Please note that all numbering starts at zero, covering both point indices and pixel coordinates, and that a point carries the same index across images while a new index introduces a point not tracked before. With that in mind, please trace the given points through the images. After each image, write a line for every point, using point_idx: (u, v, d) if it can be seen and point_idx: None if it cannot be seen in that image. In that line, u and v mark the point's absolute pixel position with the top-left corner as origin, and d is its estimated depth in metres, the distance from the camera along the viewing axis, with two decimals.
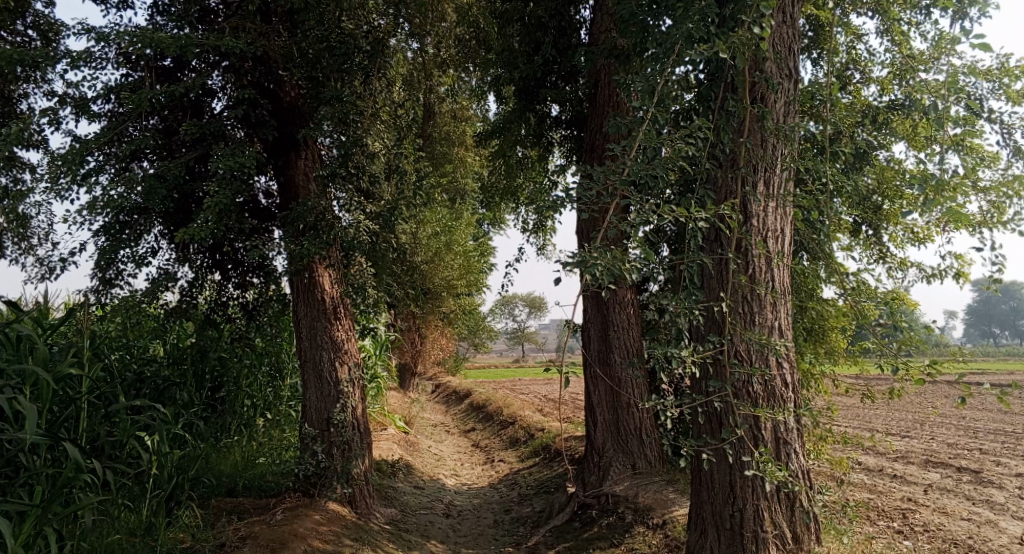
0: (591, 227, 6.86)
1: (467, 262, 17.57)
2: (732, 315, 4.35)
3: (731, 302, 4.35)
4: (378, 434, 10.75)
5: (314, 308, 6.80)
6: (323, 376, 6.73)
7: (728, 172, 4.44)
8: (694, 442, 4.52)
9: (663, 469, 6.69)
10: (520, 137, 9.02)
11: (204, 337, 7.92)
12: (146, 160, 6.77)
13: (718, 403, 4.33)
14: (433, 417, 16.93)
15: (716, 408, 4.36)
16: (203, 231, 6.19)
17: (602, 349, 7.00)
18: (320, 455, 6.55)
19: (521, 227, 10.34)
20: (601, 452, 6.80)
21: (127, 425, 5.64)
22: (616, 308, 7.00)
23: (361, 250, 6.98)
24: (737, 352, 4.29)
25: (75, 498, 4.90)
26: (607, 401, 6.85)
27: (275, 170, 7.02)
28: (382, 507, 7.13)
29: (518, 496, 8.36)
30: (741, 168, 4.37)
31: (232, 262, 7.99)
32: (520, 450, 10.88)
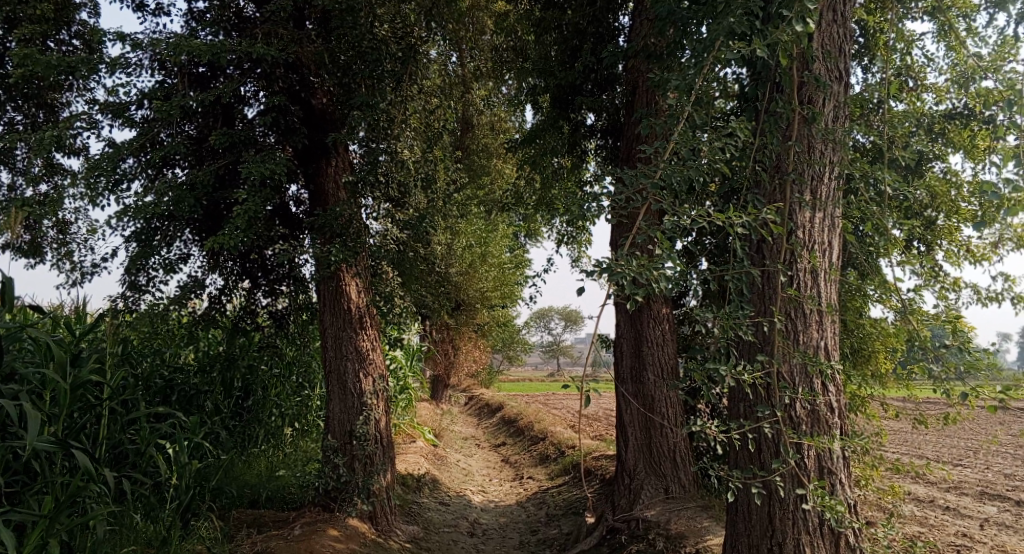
0: (626, 238, 6.62)
1: (502, 274, 17.41)
2: (775, 333, 4.05)
3: (773, 322, 4.05)
4: (406, 447, 10.58)
5: (340, 317, 6.66)
6: (347, 387, 6.57)
7: (772, 179, 4.15)
8: (731, 469, 4.22)
9: (698, 494, 6.37)
10: (555, 147, 8.83)
11: (231, 344, 7.84)
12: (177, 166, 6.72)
13: (758, 428, 4.03)
14: (464, 430, 16.74)
15: (756, 434, 4.07)
16: (230, 237, 6.10)
17: (636, 366, 6.71)
18: (341, 469, 6.36)
19: (555, 238, 10.12)
20: (632, 474, 6.50)
21: (148, 433, 5.56)
22: (651, 323, 6.71)
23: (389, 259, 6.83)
24: (780, 373, 3.99)
25: (87, 508, 4.80)
26: (639, 421, 6.56)
27: (305, 177, 6.92)
28: (405, 524, 6.93)
29: (546, 516, 8.09)
30: (787, 176, 4.09)
31: (261, 270, 7.90)
32: (550, 467, 10.60)
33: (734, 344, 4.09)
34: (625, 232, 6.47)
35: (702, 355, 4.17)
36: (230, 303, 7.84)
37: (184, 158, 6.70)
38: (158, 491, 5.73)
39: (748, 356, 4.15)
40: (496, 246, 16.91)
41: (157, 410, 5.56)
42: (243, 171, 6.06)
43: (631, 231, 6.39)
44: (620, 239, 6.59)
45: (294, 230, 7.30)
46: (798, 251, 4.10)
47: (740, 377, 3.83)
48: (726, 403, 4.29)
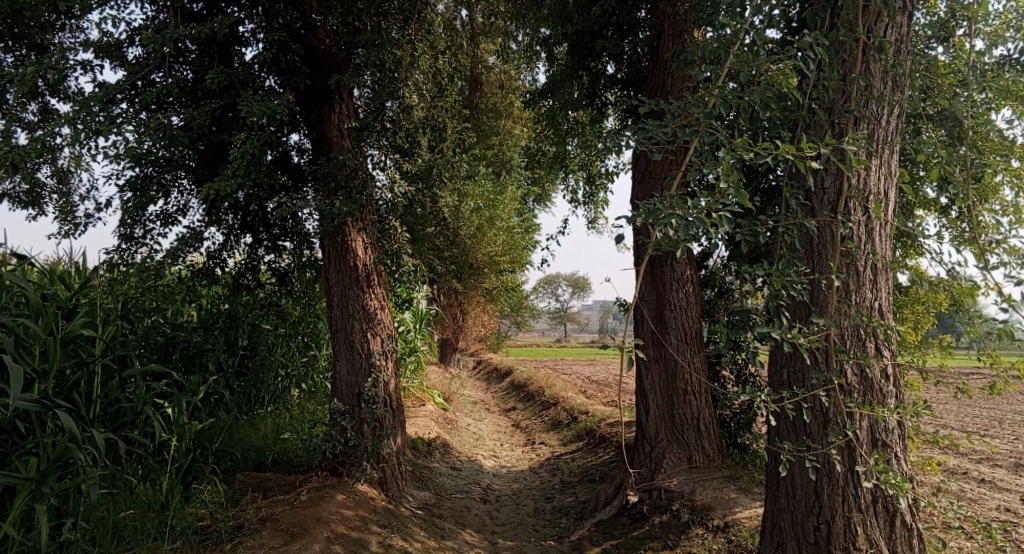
0: (657, 181, 6.55)
1: (511, 237, 17.02)
2: (828, 291, 3.70)
3: (823, 281, 3.74)
4: (415, 411, 10.34)
5: (347, 275, 6.34)
6: (354, 347, 6.27)
7: (826, 123, 3.77)
8: (774, 441, 3.96)
9: (722, 464, 6.07)
10: (572, 99, 8.40)
11: (234, 301, 7.56)
12: (172, 110, 6.36)
13: (810, 396, 3.73)
14: (473, 395, 16.53)
15: (816, 408, 3.75)
16: (229, 183, 5.75)
17: (657, 330, 6.38)
18: (348, 433, 6.09)
19: (570, 197, 9.72)
20: (653, 443, 6.21)
21: (144, 393, 5.29)
22: (673, 285, 6.36)
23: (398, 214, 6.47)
24: (831, 335, 3.64)
25: (76, 472, 4.55)
26: (660, 387, 6.24)
27: (307, 124, 6.52)
28: (415, 489, 6.68)
29: (560, 484, 7.83)
30: (845, 119, 3.76)
31: (263, 224, 7.57)
32: (563, 432, 10.36)
33: (780, 302, 3.75)
34: (670, 168, 6.37)
35: (744, 318, 3.83)
36: (229, 258, 7.54)
37: (178, 100, 6.33)
38: (156, 454, 5.48)
39: (796, 316, 3.81)
40: (505, 209, 16.49)
41: (153, 368, 5.30)
42: (243, 111, 5.70)
43: (676, 167, 6.30)
44: (656, 181, 6.52)
45: (295, 182, 6.91)
46: (854, 201, 3.75)
47: (789, 339, 3.50)
48: (770, 369, 3.99)
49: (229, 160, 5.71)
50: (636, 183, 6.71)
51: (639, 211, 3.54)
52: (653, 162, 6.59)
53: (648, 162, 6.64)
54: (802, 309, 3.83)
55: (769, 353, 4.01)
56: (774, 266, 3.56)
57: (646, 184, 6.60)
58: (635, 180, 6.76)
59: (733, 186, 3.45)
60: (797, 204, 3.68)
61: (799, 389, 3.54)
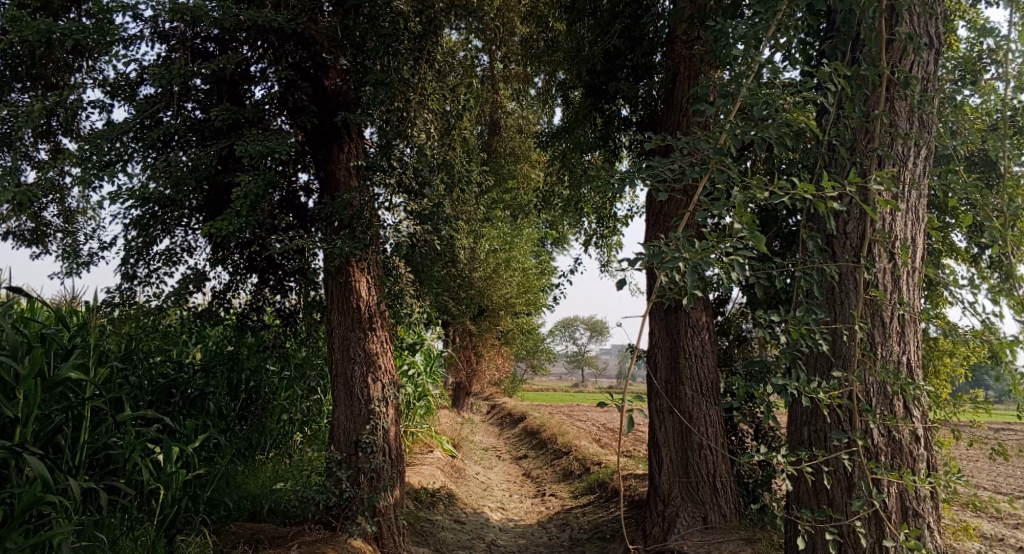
0: (667, 221, 6.23)
1: (526, 280, 16.79)
2: (851, 343, 3.45)
3: (846, 334, 3.48)
4: (422, 458, 10.03)
5: (349, 317, 6.15)
6: (354, 393, 6.04)
7: (848, 165, 3.56)
8: (796, 507, 3.67)
9: (739, 525, 5.70)
10: (586, 142, 8.27)
11: (237, 343, 7.37)
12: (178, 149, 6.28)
13: (831, 458, 3.45)
14: (485, 441, 16.14)
15: (840, 470, 3.46)
16: (228, 222, 5.57)
17: (671, 380, 6.09)
18: (344, 484, 5.81)
19: (584, 241, 9.52)
20: (666, 501, 5.87)
21: (133, 439, 5.09)
22: (688, 333, 6.10)
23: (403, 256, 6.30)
24: (854, 391, 3.36)
25: (51, 523, 4.33)
26: (674, 441, 5.93)
27: (315, 163, 6.45)
28: (414, 545, 6.36)
29: (569, 540, 7.45)
30: (866, 161, 3.53)
31: (269, 265, 7.40)
32: (574, 484, 9.98)
33: (799, 354, 3.49)
34: (678, 207, 6.09)
35: (761, 372, 3.57)
36: (234, 300, 7.37)
37: (185, 138, 6.25)
38: (142, 503, 5.25)
39: (815, 369, 3.55)
40: (520, 252, 16.29)
41: (142, 413, 5.11)
42: (243, 150, 5.56)
43: (685, 205, 6.02)
44: (665, 222, 6.21)
45: (298, 221, 6.71)
46: (878, 246, 3.51)
47: (808, 396, 3.25)
48: (788, 425, 3.72)
49: (230, 199, 5.55)
50: (647, 225, 6.47)
51: (646, 253, 3.32)
52: (664, 202, 6.32)
53: (659, 203, 6.37)
54: (824, 361, 3.57)
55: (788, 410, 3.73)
56: (791, 315, 3.31)
57: (658, 227, 6.34)
58: (647, 222, 6.53)
59: (748, 227, 3.23)
60: (815, 249, 3.44)
61: (820, 452, 3.26)
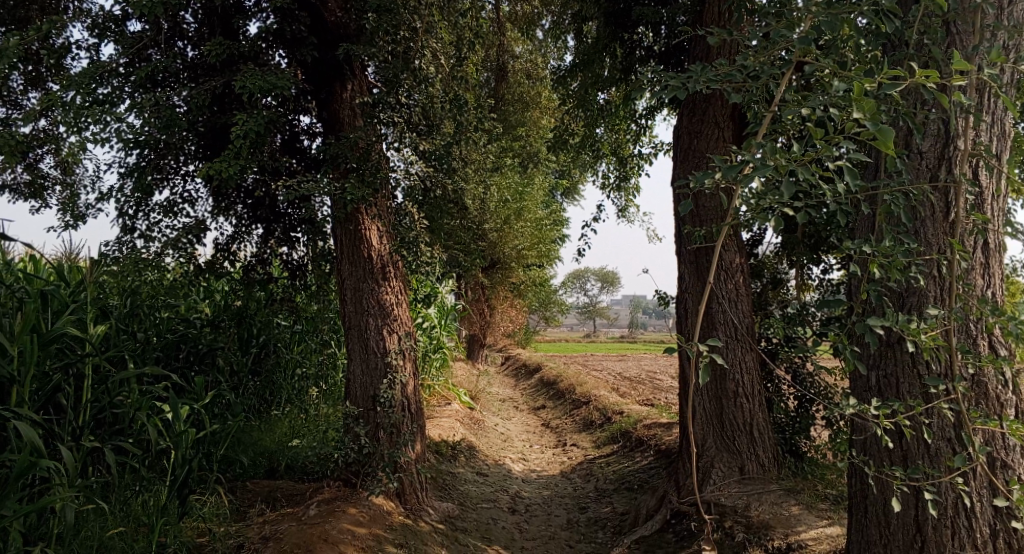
0: (704, 151, 5.94)
1: (538, 230, 16.33)
2: (948, 272, 3.28)
3: (936, 268, 3.36)
4: (440, 411, 9.82)
5: (361, 266, 5.83)
6: (369, 346, 5.76)
7: (941, 73, 3.34)
8: (874, 464, 3.67)
9: (778, 475, 5.43)
10: (603, 75, 7.78)
11: (245, 297, 7.06)
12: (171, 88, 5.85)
13: (930, 409, 3.44)
14: (501, 392, 15.93)
15: (929, 419, 3.46)
16: (228, 165, 5.19)
17: (704, 326, 5.76)
18: (363, 440, 5.54)
19: (602, 183, 9.08)
20: (700, 451, 5.59)
21: (139, 397, 4.85)
22: (722, 276, 5.73)
23: (435, 202, 6.16)
24: (949, 329, 3.22)
25: (50, 490, 4.09)
26: (708, 389, 5.62)
27: (318, 101, 6.03)
28: (437, 500, 6.12)
29: (595, 492, 7.22)
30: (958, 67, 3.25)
31: (274, 213, 7.01)
32: (596, 433, 9.74)
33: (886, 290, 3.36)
34: (716, 131, 5.88)
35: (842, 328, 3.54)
36: (240, 252, 7.01)
37: (178, 79, 5.83)
38: (153, 464, 5.02)
39: (896, 306, 3.48)
40: (533, 202, 15.84)
41: (147, 370, 4.85)
42: (240, 86, 5.11)
43: (727, 126, 5.87)
44: (703, 151, 5.90)
45: (295, 162, 6.29)
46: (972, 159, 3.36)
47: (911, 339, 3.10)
48: (871, 369, 3.66)
49: (229, 140, 5.16)
50: (676, 162, 6.12)
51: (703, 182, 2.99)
52: (693, 135, 6.01)
53: (686, 137, 6.05)
54: (915, 295, 3.44)
55: (870, 362, 3.66)
56: (880, 247, 3.14)
57: (687, 164, 6.01)
58: (675, 158, 6.17)
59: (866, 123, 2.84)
60: (900, 169, 3.24)
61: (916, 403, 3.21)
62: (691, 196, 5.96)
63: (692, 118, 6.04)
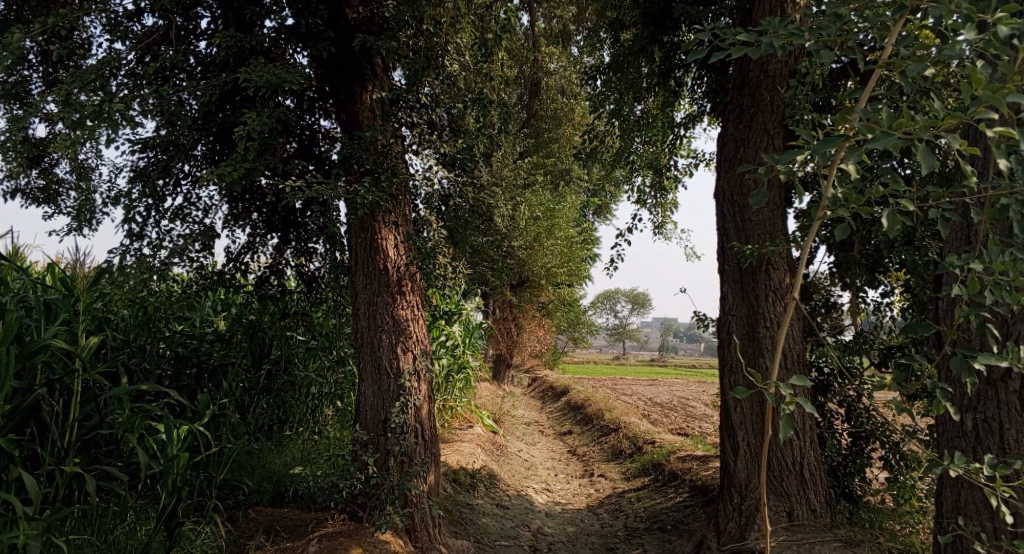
0: (751, 160, 5.44)
1: (569, 248, 15.80)
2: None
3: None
4: (461, 434, 9.34)
5: (375, 279, 5.45)
6: (381, 365, 5.34)
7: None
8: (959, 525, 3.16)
9: (831, 522, 4.88)
10: (638, 80, 7.33)
11: (257, 310, 6.69)
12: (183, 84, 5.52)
13: None
14: (527, 415, 15.40)
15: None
16: (232, 167, 4.84)
17: (748, 352, 5.25)
18: (370, 470, 5.11)
19: (636, 197, 8.58)
20: (744, 492, 5.07)
21: (128, 418, 4.46)
22: (769, 298, 5.23)
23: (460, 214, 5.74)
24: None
25: (20, 521, 3.70)
26: (752, 422, 5.10)
27: (336, 102, 5.70)
28: (451, 537, 5.63)
29: (624, 530, 6.67)
30: None
31: (291, 220, 6.62)
32: (625, 464, 9.17)
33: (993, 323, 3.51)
34: (764, 136, 5.39)
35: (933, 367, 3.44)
36: (253, 263, 6.63)
37: (189, 77, 5.50)
38: (144, 491, 4.64)
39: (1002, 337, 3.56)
40: (564, 219, 15.36)
41: (139, 387, 4.48)
42: (250, 83, 4.76)
43: (776, 131, 5.37)
44: (748, 158, 5.42)
45: (312, 166, 5.90)
46: None
47: None
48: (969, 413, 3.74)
49: (233, 140, 4.80)
50: (722, 173, 5.63)
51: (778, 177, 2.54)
52: (739, 141, 5.52)
53: (732, 144, 5.56)
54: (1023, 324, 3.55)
55: (975, 399, 3.73)
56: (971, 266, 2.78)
57: (734, 174, 5.53)
58: (720, 169, 5.68)
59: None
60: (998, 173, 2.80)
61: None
62: (737, 208, 5.48)
63: (739, 125, 5.54)
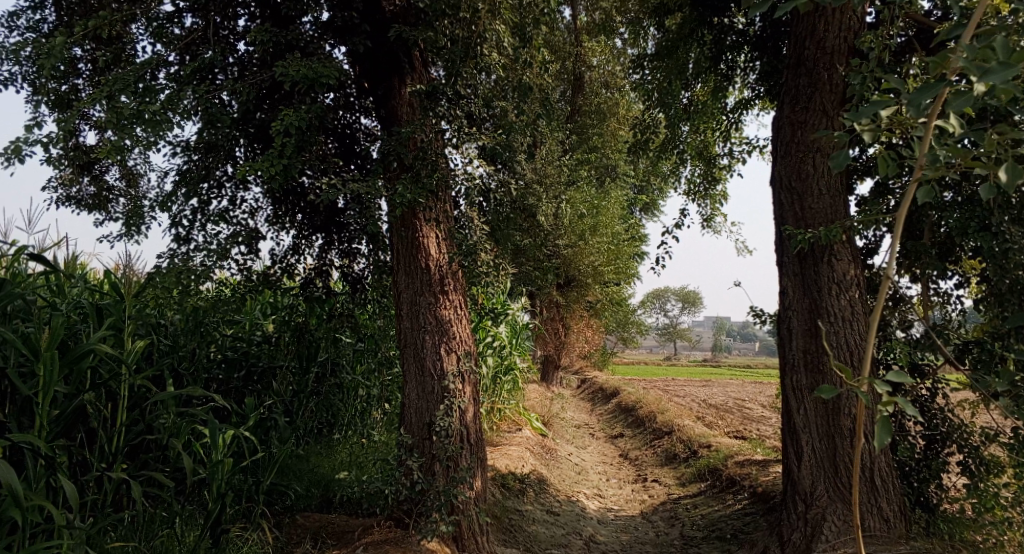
0: (809, 143, 5.14)
1: (615, 246, 15.50)
2: None
3: None
4: (510, 438, 9.18)
5: (418, 279, 5.33)
6: (425, 367, 5.22)
7: None
8: None
9: (905, 532, 4.55)
10: (688, 69, 7.05)
11: (303, 314, 6.64)
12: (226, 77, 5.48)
13: None
14: (577, 418, 15.16)
15: None
16: (272, 165, 4.77)
17: (811, 351, 4.96)
18: (416, 475, 4.99)
19: (686, 191, 8.29)
20: (809, 500, 4.79)
21: (172, 423, 4.42)
22: (832, 293, 4.93)
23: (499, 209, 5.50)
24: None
25: (63, 529, 3.67)
26: (816, 425, 4.83)
27: (375, 99, 5.61)
28: (501, 545, 5.47)
29: (680, 540, 6.41)
30: None
31: (335, 221, 6.56)
32: (680, 468, 8.88)
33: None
34: (822, 118, 5.09)
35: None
36: (298, 265, 6.60)
37: (230, 75, 5.46)
38: (190, 497, 4.61)
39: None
40: (611, 217, 15.11)
41: (183, 391, 4.44)
42: (288, 80, 4.69)
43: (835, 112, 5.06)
44: (807, 141, 5.13)
45: (353, 165, 5.82)
46: None
47: None
48: None
49: (273, 138, 4.74)
50: (777, 160, 5.33)
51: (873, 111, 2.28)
52: (795, 124, 5.23)
53: (789, 128, 5.27)
54: None
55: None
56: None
57: (791, 161, 5.23)
58: (776, 155, 5.38)
59: None
60: None
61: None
62: (794, 196, 5.18)
63: (795, 107, 5.24)
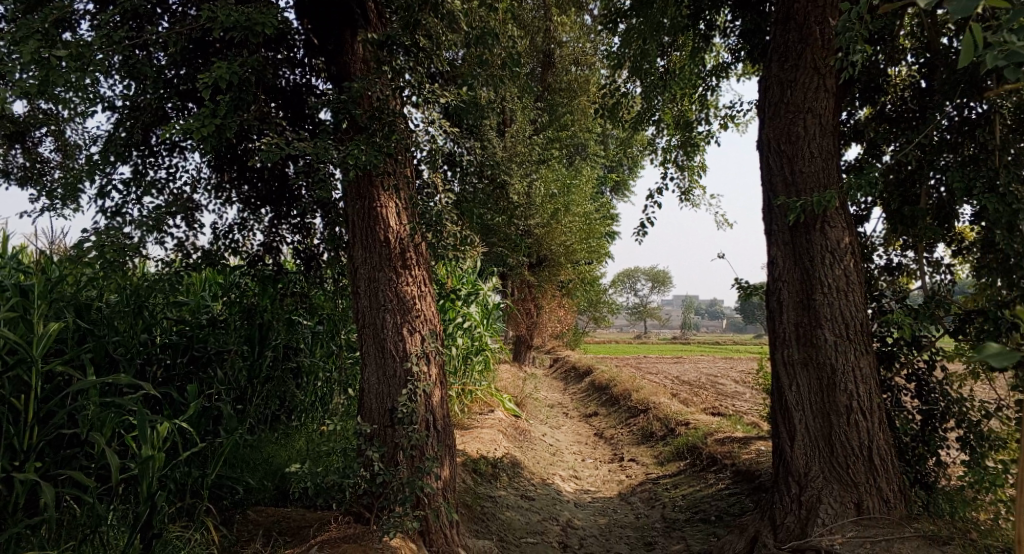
0: (800, 104, 4.73)
1: (586, 225, 14.99)
2: None
3: None
4: (481, 420, 8.76)
5: (376, 252, 4.84)
6: (386, 349, 4.76)
7: None
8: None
9: (905, 513, 4.25)
10: (666, 26, 6.59)
11: (254, 293, 6.12)
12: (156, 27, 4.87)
13: None
14: (550, 398, 14.82)
15: None
16: (203, 124, 4.22)
17: (804, 323, 4.59)
18: (376, 466, 4.54)
19: (663, 159, 7.87)
20: (804, 482, 4.45)
21: (95, 416, 3.92)
22: (826, 261, 4.56)
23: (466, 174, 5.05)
24: None
25: None
26: (811, 402, 4.48)
27: (325, 55, 5.08)
28: (472, 538, 5.07)
29: (662, 522, 6.06)
30: None
31: (284, 194, 6.02)
32: (658, 447, 8.56)
33: None
34: (813, 77, 4.69)
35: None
36: (246, 241, 6.05)
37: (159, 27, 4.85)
38: (121, 496, 4.12)
39: None
40: (581, 194, 14.70)
41: (108, 380, 3.92)
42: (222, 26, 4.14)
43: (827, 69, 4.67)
44: (799, 102, 4.72)
45: (305, 128, 5.41)
46: None
47: None
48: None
49: (205, 93, 4.20)
50: (766, 120, 4.92)
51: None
52: (784, 84, 4.81)
53: (777, 88, 4.85)
54: None
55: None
56: None
57: (781, 121, 4.81)
58: (764, 115, 4.97)
59: None
60: None
61: None
62: (784, 159, 4.79)
63: (784, 65, 4.82)
